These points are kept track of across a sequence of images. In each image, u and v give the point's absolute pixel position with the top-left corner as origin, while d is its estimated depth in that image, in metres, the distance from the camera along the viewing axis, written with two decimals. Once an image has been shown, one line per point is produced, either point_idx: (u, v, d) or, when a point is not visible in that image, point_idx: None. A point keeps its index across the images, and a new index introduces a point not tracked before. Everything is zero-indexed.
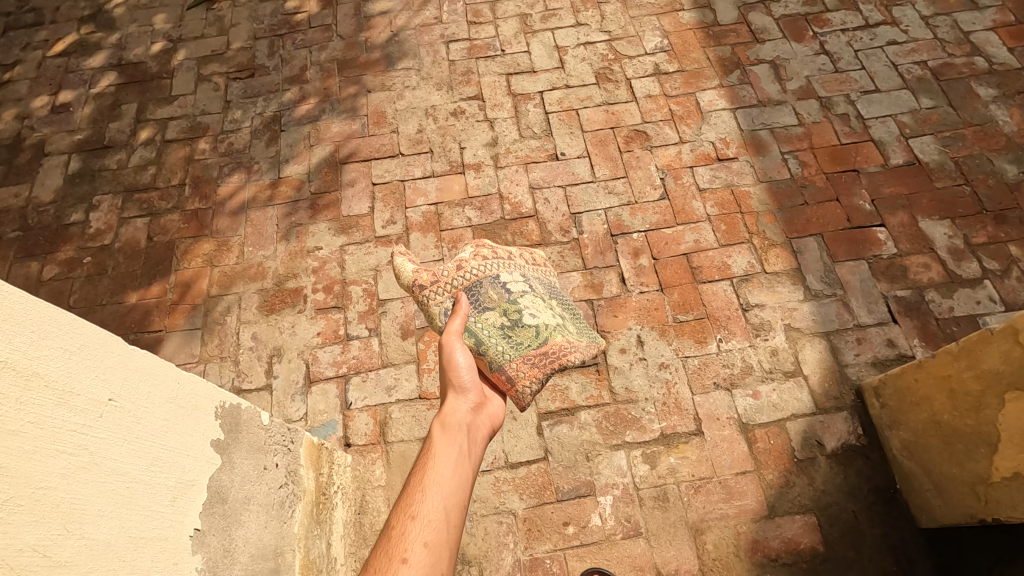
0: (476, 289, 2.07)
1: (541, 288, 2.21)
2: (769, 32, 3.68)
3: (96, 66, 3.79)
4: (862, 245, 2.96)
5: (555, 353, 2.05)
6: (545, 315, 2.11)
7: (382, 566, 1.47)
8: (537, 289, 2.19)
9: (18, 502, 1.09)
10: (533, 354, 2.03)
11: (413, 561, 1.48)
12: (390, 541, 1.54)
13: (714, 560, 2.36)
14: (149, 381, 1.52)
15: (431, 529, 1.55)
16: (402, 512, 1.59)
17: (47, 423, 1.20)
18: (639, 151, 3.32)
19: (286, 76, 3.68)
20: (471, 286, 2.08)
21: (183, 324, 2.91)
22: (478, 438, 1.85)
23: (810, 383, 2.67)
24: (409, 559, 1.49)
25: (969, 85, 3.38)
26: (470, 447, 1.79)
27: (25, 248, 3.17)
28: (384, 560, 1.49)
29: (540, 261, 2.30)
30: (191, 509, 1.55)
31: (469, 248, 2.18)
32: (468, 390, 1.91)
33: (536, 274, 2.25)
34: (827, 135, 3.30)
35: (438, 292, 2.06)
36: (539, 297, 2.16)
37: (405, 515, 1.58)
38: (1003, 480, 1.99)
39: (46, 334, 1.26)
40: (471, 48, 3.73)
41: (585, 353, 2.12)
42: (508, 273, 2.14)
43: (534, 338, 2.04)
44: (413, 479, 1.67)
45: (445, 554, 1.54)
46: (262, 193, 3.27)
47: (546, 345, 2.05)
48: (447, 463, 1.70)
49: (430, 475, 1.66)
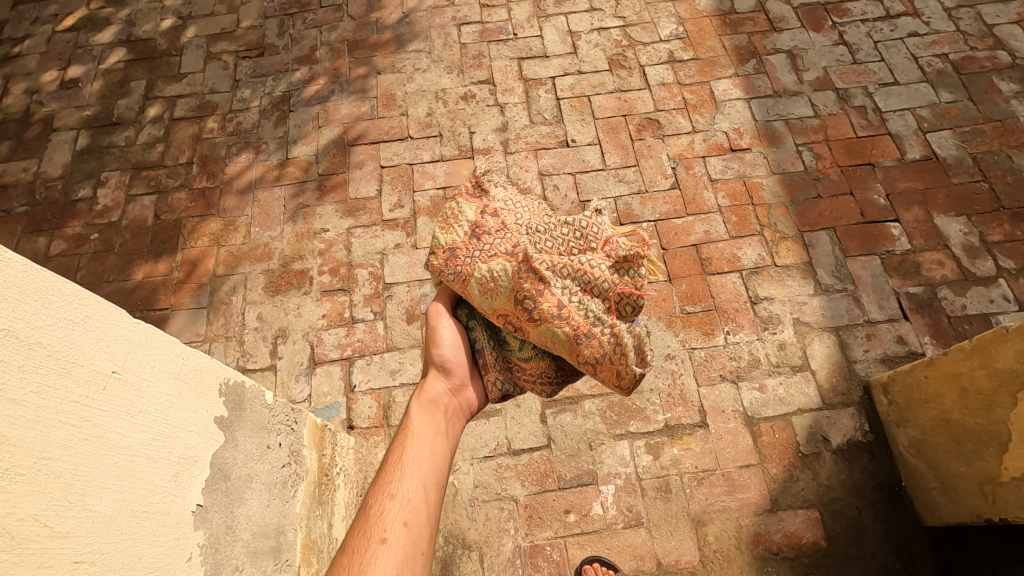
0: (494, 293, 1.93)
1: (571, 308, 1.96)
2: (788, 21, 3.61)
3: (106, 42, 3.78)
4: (874, 240, 2.92)
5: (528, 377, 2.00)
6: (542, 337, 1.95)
7: (361, 546, 1.58)
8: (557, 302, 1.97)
9: (19, 471, 1.08)
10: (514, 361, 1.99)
11: (393, 542, 1.58)
12: (370, 520, 1.63)
13: (714, 552, 2.35)
14: (153, 355, 1.51)
15: (410, 508, 1.65)
16: (380, 491, 1.69)
17: (49, 393, 1.19)
18: (650, 140, 3.27)
19: (296, 56, 3.65)
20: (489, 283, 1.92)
21: (189, 302, 2.92)
22: (464, 411, 1.99)
23: (817, 378, 2.64)
24: (389, 538, 1.59)
25: (990, 79, 3.31)
26: (447, 419, 1.91)
27: (32, 223, 3.17)
28: (364, 541, 1.59)
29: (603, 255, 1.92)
30: (194, 485, 1.55)
31: (470, 221, 2.00)
32: (450, 368, 1.97)
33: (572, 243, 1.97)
34: (843, 128, 3.24)
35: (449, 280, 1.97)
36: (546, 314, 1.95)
37: (381, 495, 1.68)
38: (1011, 480, 1.96)
39: (49, 303, 1.24)
40: (482, 31, 3.68)
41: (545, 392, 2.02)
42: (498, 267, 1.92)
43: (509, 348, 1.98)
44: (391, 457, 1.77)
45: (426, 529, 1.66)
46: (270, 172, 3.26)
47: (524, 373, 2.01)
48: (424, 441, 1.80)
49: (409, 453, 1.76)
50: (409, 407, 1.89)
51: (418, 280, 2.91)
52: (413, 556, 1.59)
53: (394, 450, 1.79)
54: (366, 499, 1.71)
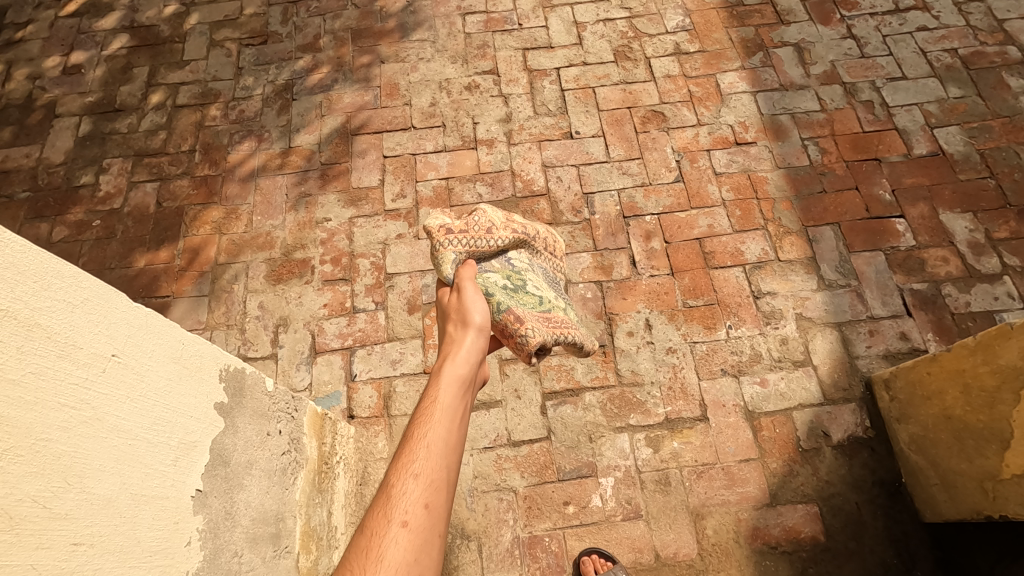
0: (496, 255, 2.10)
1: (544, 273, 2.24)
2: (795, 14, 3.58)
3: (108, 28, 3.77)
4: (879, 236, 2.89)
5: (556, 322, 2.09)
6: (547, 290, 2.16)
7: (381, 527, 1.53)
8: (541, 274, 2.22)
9: (18, 452, 1.09)
10: (542, 317, 2.05)
11: (413, 525, 1.55)
12: (390, 500, 1.59)
13: (713, 545, 2.35)
14: (153, 339, 1.51)
15: (431, 490, 1.62)
16: (402, 471, 1.63)
17: (48, 375, 1.19)
18: (655, 132, 3.25)
19: (299, 44, 3.63)
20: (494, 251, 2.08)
21: (190, 290, 2.92)
22: (477, 384, 1.92)
23: (819, 373, 2.63)
24: (408, 521, 1.55)
25: (999, 75, 3.27)
26: (471, 398, 1.86)
27: (35, 209, 3.18)
28: (383, 523, 1.54)
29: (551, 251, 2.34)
30: (193, 470, 1.55)
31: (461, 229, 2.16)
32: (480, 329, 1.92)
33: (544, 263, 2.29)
34: (849, 122, 3.21)
35: (462, 241, 2.02)
36: (542, 278, 2.20)
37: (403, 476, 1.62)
38: (1012, 477, 1.95)
39: (48, 285, 1.24)
40: (487, 21, 3.66)
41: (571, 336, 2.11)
42: (516, 252, 2.18)
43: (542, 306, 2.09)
44: (413, 431, 1.73)
45: (442, 510, 1.62)
46: (272, 160, 3.25)
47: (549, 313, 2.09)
48: (448, 417, 1.75)
49: (430, 431, 1.71)
50: (433, 377, 1.83)
51: (420, 271, 2.91)
52: (429, 539, 1.55)
53: (416, 427, 1.72)
54: (385, 478, 1.65)
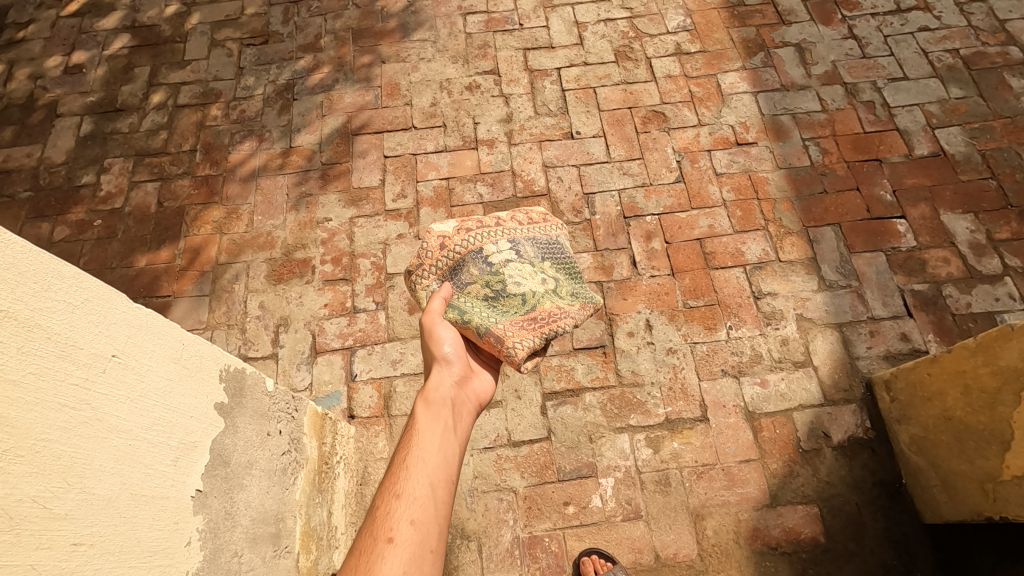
0: (460, 268, 2.01)
1: (530, 251, 2.07)
2: (797, 14, 3.58)
3: (110, 28, 3.77)
4: (880, 236, 2.89)
5: (545, 319, 1.97)
6: (531, 280, 2.01)
7: (368, 546, 1.52)
8: (527, 253, 2.06)
9: (18, 452, 1.09)
10: (522, 320, 1.95)
11: (400, 541, 1.53)
12: (376, 520, 1.58)
13: (713, 546, 2.35)
14: (153, 340, 1.51)
15: (417, 507, 1.60)
16: (387, 492, 1.64)
17: (49, 375, 1.20)
18: (656, 133, 3.25)
19: (300, 44, 3.63)
20: (458, 262, 2.02)
21: (191, 290, 2.92)
22: (467, 407, 1.92)
23: (820, 374, 2.62)
24: (395, 537, 1.53)
25: (1001, 75, 3.27)
26: (459, 419, 1.86)
27: (36, 208, 3.18)
28: (371, 541, 1.53)
29: (535, 220, 2.17)
30: (193, 470, 1.55)
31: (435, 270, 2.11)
32: (452, 362, 1.94)
33: (529, 235, 2.11)
34: (851, 123, 3.21)
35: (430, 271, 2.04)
36: (526, 262, 2.04)
37: (387, 499, 1.62)
38: (1012, 479, 1.95)
39: (48, 286, 1.24)
40: (488, 21, 3.66)
41: (577, 319, 2.01)
42: (494, 242, 2.03)
43: (524, 305, 1.96)
44: (399, 455, 1.73)
45: (435, 527, 1.60)
46: (273, 160, 3.25)
47: (534, 312, 1.96)
48: (432, 438, 1.75)
49: (416, 451, 1.71)
50: (414, 407, 1.84)
51: None
52: (419, 555, 1.53)
53: (399, 453, 1.74)
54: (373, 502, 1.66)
